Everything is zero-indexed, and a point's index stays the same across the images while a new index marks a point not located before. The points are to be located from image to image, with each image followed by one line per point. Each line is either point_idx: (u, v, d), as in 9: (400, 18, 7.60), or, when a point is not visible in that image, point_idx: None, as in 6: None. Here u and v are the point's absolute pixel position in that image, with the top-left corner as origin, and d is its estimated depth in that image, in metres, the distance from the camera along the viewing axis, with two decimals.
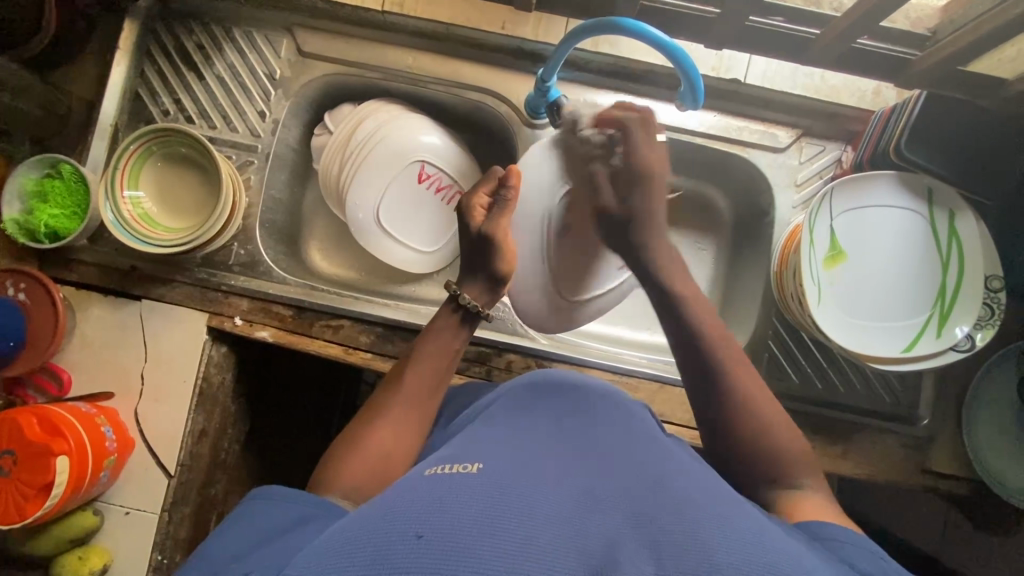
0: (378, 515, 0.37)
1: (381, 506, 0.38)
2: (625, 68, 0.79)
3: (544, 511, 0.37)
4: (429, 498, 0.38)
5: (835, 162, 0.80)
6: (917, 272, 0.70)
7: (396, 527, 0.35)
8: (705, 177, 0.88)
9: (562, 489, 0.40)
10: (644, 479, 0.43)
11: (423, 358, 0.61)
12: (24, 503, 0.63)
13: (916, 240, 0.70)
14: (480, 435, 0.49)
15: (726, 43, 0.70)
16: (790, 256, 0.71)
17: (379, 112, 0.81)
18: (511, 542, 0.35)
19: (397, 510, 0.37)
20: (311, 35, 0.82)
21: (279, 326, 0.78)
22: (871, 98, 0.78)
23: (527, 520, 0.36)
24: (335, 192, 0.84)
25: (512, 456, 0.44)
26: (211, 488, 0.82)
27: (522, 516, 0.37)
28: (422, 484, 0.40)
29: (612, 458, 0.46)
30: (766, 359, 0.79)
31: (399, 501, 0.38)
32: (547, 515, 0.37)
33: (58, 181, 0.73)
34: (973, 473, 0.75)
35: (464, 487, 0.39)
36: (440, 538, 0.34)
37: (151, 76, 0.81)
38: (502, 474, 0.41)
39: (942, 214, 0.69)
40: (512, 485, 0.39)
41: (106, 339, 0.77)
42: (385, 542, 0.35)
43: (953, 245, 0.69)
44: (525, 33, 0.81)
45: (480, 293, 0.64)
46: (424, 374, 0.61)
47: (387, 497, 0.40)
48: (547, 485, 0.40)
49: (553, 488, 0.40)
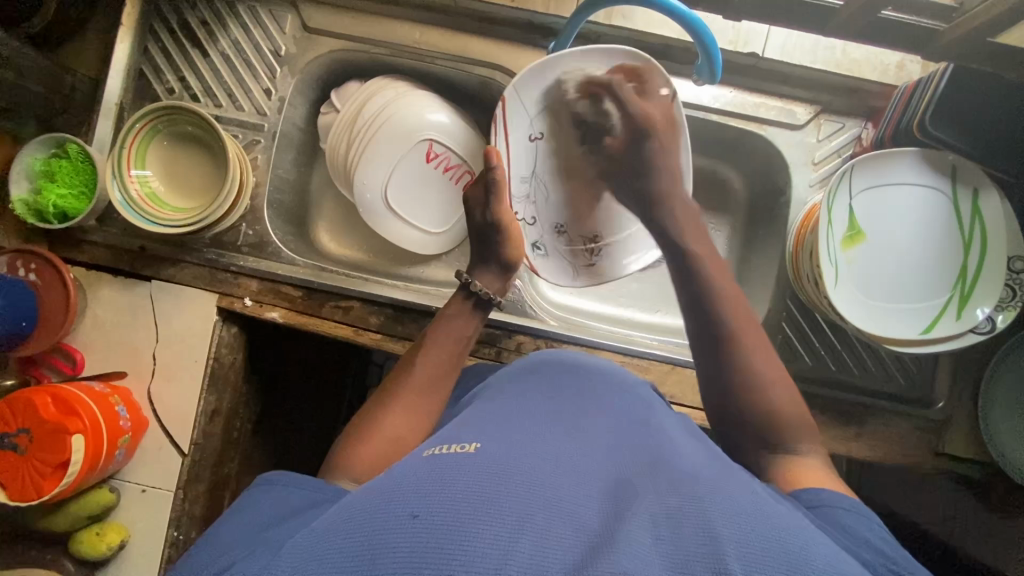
0: (380, 494, 0.37)
1: (379, 487, 0.38)
2: (639, 42, 0.77)
3: (545, 492, 0.36)
4: (427, 478, 0.37)
5: (854, 139, 0.78)
6: (936, 253, 0.69)
7: (394, 507, 0.35)
8: (722, 155, 0.86)
9: (563, 466, 0.40)
10: (648, 457, 0.42)
11: (439, 341, 0.63)
12: (41, 482, 0.64)
13: (937, 217, 0.69)
14: (481, 414, 0.49)
15: (744, 14, 0.67)
16: (806, 236, 0.70)
17: (386, 89, 0.79)
18: (511, 518, 0.34)
19: (395, 491, 0.37)
20: (317, 9, 0.80)
21: (288, 306, 0.78)
22: (894, 73, 0.76)
23: (527, 497, 0.36)
24: (342, 171, 0.82)
25: (511, 435, 0.43)
26: (224, 466, 0.83)
27: (521, 493, 0.36)
28: (423, 463, 0.40)
29: (618, 436, 0.45)
30: (780, 342, 0.78)
31: (396, 483, 0.38)
32: (548, 492, 0.37)
33: (65, 161, 0.73)
34: (989, 456, 0.75)
35: (463, 466, 0.38)
36: (436, 514, 0.34)
37: (155, 53, 0.80)
38: (502, 452, 0.40)
39: (965, 192, 0.68)
40: (512, 462, 0.39)
41: (117, 319, 0.77)
42: (383, 523, 0.34)
43: (976, 222, 0.67)
44: (535, 6, 0.79)
45: (493, 281, 0.68)
46: (436, 357, 0.62)
47: (388, 476, 0.40)
48: (551, 462, 0.40)
49: (553, 466, 0.39)
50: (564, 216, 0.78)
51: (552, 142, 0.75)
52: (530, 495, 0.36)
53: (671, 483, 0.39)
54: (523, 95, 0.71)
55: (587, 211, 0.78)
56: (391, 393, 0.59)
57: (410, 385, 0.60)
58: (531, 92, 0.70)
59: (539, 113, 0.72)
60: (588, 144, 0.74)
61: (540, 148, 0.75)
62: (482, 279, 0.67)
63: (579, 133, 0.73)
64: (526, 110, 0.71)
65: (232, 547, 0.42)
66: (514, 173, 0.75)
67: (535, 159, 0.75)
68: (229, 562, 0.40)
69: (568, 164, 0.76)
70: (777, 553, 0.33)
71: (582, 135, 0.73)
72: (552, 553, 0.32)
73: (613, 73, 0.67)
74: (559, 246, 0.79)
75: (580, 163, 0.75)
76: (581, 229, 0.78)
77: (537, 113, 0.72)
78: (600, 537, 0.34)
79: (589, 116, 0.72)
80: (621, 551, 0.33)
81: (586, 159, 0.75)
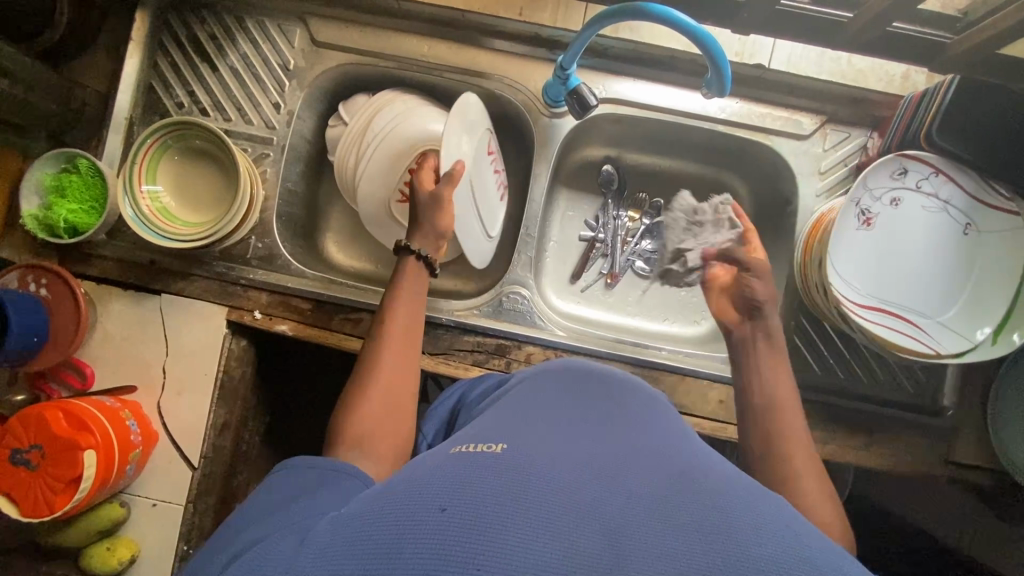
0: (408, 486, 0.37)
1: (404, 482, 0.39)
2: (646, 54, 0.77)
3: (569, 493, 0.36)
4: (453, 475, 0.37)
5: (861, 148, 0.78)
6: (978, 278, 0.69)
7: (419, 502, 0.35)
8: (727, 164, 0.86)
9: (586, 467, 0.39)
10: (671, 461, 0.42)
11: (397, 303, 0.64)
12: (53, 497, 0.64)
13: (980, 243, 0.69)
14: (502, 415, 0.49)
15: (751, 27, 0.68)
16: (815, 244, 0.71)
17: (394, 102, 0.80)
18: (534, 520, 0.34)
19: (421, 487, 0.37)
20: (326, 23, 0.80)
21: (298, 320, 0.78)
22: (899, 83, 0.76)
23: (549, 500, 0.35)
24: (350, 187, 0.83)
25: (535, 436, 0.43)
26: (233, 480, 0.83)
27: (543, 495, 0.36)
28: (448, 461, 0.40)
29: (640, 437, 0.45)
30: (789, 351, 0.78)
31: (422, 478, 0.38)
32: (571, 494, 0.36)
33: (76, 176, 0.73)
34: (999, 464, 0.75)
35: (488, 464, 0.38)
36: (462, 512, 0.34)
37: (165, 68, 0.81)
38: (527, 451, 0.40)
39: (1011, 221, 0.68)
40: (538, 463, 0.39)
41: (128, 333, 0.77)
42: (410, 514, 0.35)
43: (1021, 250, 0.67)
44: (542, 20, 0.79)
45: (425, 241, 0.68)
46: (402, 317, 0.64)
47: (415, 471, 0.40)
48: (573, 464, 0.39)
49: (577, 466, 0.39)
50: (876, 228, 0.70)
51: (934, 245, 0.70)
52: (554, 497, 0.36)
53: (695, 486, 0.39)
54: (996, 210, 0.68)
55: (868, 247, 0.70)
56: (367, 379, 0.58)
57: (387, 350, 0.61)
58: (987, 223, 0.69)
59: (964, 225, 0.70)
60: (899, 254, 0.71)
61: (946, 234, 0.70)
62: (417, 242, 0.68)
63: (916, 250, 0.71)
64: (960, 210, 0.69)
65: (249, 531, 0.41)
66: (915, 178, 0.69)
67: (928, 226, 0.70)
68: (252, 544, 0.39)
69: (905, 226, 0.70)
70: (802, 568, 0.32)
71: (913, 252, 0.71)
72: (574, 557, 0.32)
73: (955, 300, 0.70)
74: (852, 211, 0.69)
75: (891, 251, 0.70)
76: (856, 238, 0.70)
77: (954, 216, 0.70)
78: (625, 541, 0.33)
79: (933, 273, 0.70)
80: (647, 552, 0.33)
81: (905, 281, 0.70)
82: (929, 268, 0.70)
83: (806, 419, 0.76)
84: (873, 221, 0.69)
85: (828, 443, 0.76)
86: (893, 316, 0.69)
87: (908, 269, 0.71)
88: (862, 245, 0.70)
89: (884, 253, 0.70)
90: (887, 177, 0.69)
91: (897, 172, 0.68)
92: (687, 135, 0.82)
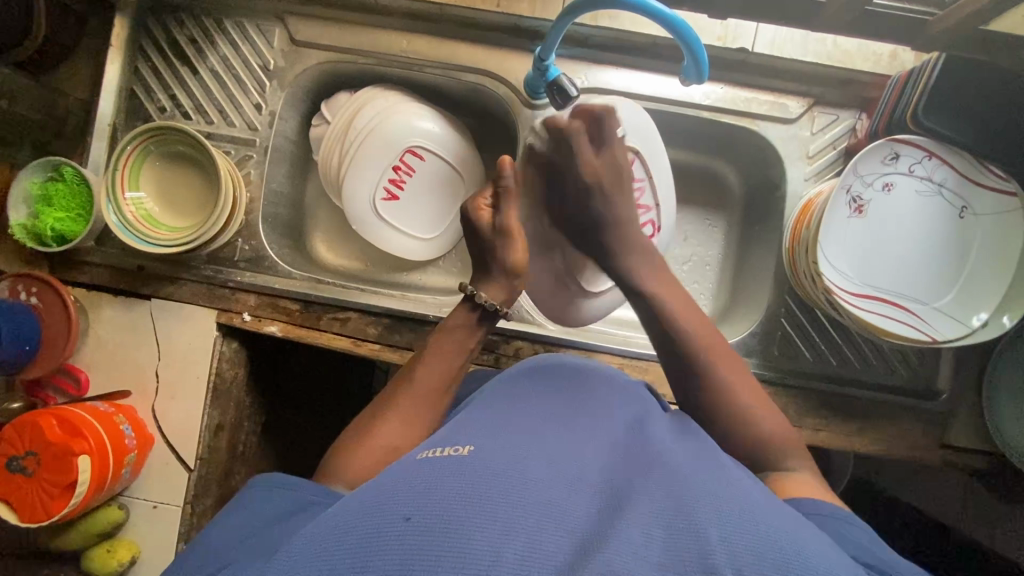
0: (375, 497, 0.37)
1: (369, 492, 0.38)
2: (627, 42, 0.76)
3: (533, 495, 0.36)
4: (420, 481, 0.37)
5: (850, 130, 0.76)
6: (971, 263, 0.68)
7: (385, 511, 0.35)
8: (716, 151, 0.85)
9: (556, 469, 0.39)
10: (639, 459, 0.42)
11: (438, 352, 0.60)
12: (49, 502, 0.65)
13: (971, 227, 0.68)
14: (474, 416, 0.49)
15: (730, 10, 0.67)
16: (801, 231, 0.70)
17: (375, 99, 0.79)
18: (499, 522, 0.34)
19: (388, 495, 0.37)
20: (303, 22, 0.80)
21: (287, 320, 0.79)
22: (887, 62, 0.75)
23: (514, 503, 0.35)
24: (336, 187, 0.83)
25: (507, 437, 0.43)
26: (230, 479, 0.84)
27: (509, 497, 0.36)
28: (415, 467, 0.40)
29: (613, 432, 0.45)
30: (780, 338, 0.77)
31: (390, 486, 0.38)
32: (536, 496, 0.36)
33: (61, 184, 0.73)
34: (994, 445, 0.74)
35: (456, 468, 0.38)
36: (428, 518, 0.34)
37: (146, 73, 0.80)
38: (497, 456, 0.40)
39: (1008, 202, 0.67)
40: (504, 466, 0.38)
41: (119, 338, 0.78)
42: (376, 526, 0.34)
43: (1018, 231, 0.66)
44: (522, 9, 0.79)
45: (498, 293, 0.63)
46: (438, 365, 0.60)
47: (383, 479, 0.40)
48: (540, 464, 0.39)
49: (546, 468, 0.39)
50: (868, 213, 0.69)
51: (926, 230, 0.69)
52: (520, 498, 0.36)
53: (661, 484, 0.38)
54: (993, 191, 0.67)
55: (856, 233, 0.69)
56: (381, 415, 0.56)
57: (410, 392, 0.58)
58: (982, 203, 0.67)
59: (959, 207, 0.68)
60: (889, 240, 0.69)
61: (938, 219, 0.69)
62: (487, 290, 0.63)
63: (907, 234, 0.69)
64: (952, 190, 0.68)
65: (218, 553, 0.42)
66: (906, 159, 0.67)
67: (919, 207, 0.69)
68: (226, 559, 0.41)
69: (895, 209, 0.69)
70: (769, 562, 0.32)
71: (905, 238, 0.69)
72: (539, 561, 0.32)
73: (952, 285, 0.68)
74: (842, 198, 0.67)
75: (881, 237, 0.69)
76: (847, 224, 0.68)
77: (948, 198, 0.68)
78: (588, 542, 0.33)
79: (926, 258, 0.69)
80: (610, 551, 0.32)
81: (897, 268, 0.69)
82: (921, 253, 0.69)
83: (799, 406, 0.75)
84: (866, 207, 0.68)
85: (821, 430, 0.75)
86: (884, 304, 0.68)
87: (902, 255, 0.69)
88: (850, 228, 0.69)
89: (875, 239, 0.69)
90: (877, 162, 0.67)
91: (888, 154, 0.67)
92: (672, 123, 0.81)
